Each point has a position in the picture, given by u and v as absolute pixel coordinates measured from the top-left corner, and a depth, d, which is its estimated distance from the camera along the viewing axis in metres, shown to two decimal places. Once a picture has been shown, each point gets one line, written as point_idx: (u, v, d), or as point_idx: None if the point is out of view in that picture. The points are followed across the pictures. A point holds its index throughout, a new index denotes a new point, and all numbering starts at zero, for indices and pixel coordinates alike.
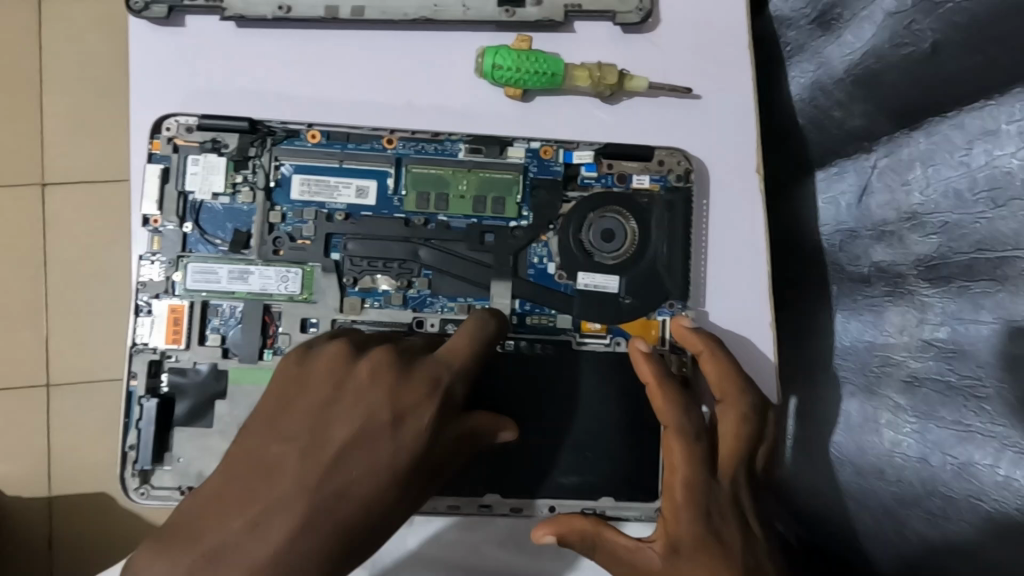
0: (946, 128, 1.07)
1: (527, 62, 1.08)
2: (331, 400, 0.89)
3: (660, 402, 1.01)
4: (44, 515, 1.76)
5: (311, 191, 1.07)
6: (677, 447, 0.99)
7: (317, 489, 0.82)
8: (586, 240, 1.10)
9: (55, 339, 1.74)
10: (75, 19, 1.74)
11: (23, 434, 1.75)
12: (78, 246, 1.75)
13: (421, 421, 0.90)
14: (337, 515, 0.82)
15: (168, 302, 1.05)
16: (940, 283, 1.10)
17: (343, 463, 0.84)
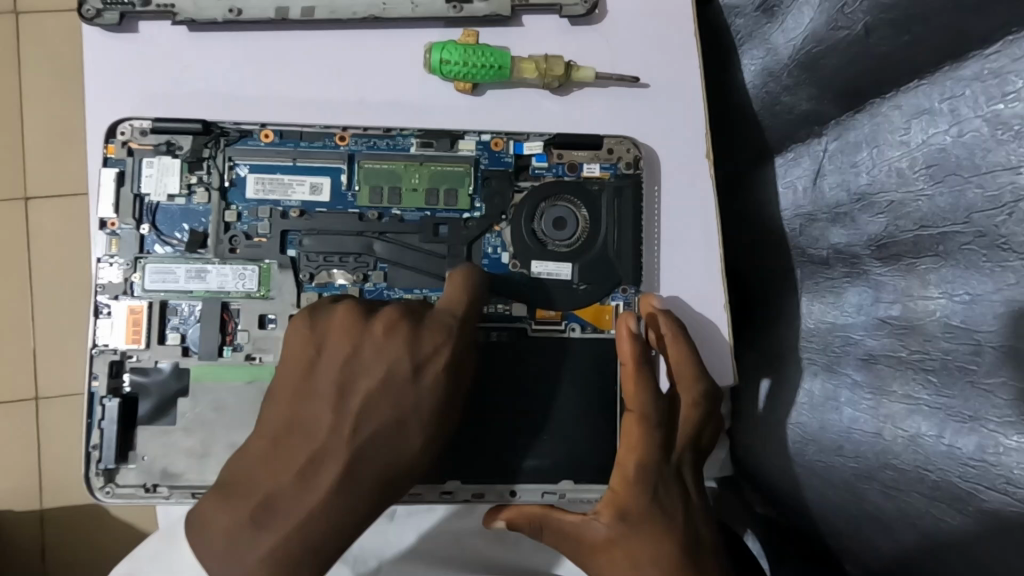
0: (887, 110, 1.11)
1: (474, 56, 1.10)
2: (353, 357, 0.94)
3: (633, 385, 1.05)
4: (36, 529, 1.77)
5: (266, 189, 1.09)
6: (634, 430, 1.03)
7: (353, 442, 0.89)
8: (539, 229, 1.12)
9: (41, 352, 1.77)
10: (43, 32, 1.76)
11: (13, 449, 1.76)
12: (50, 255, 1.77)
13: (438, 370, 0.96)
14: (378, 464, 0.91)
15: (128, 303, 1.07)
16: (891, 261, 1.13)
17: (372, 415, 0.91)
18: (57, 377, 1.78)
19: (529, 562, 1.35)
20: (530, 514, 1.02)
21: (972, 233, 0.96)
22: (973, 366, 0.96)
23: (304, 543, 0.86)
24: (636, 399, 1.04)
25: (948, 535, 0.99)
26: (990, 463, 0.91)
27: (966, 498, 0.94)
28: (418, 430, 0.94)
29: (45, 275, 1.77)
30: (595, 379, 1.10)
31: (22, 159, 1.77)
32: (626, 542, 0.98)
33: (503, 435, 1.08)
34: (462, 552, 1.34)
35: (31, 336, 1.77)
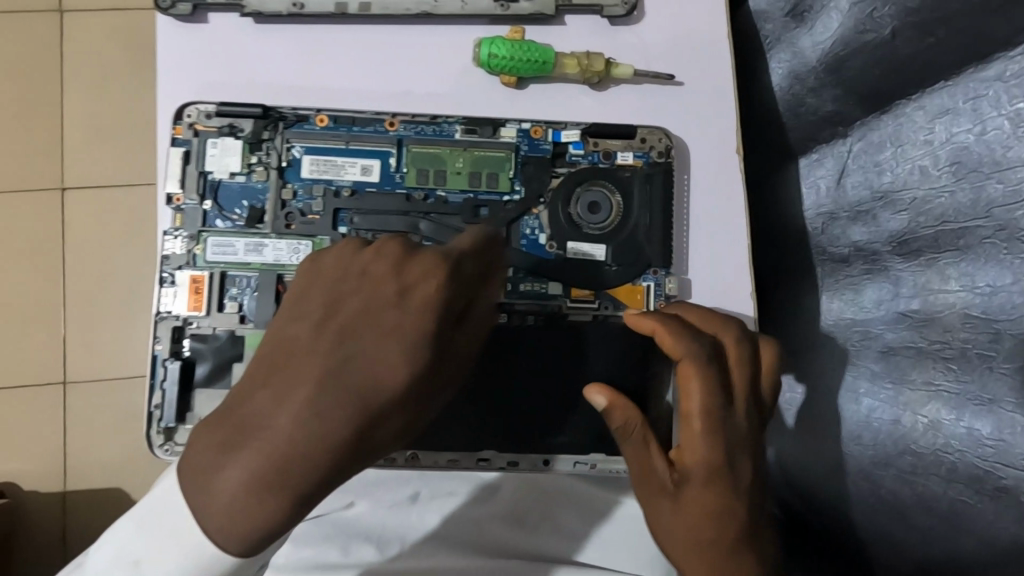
0: (911, 110, 1.16)
1: (521, 51, 1.16)
2: (340, 282, 0.89)
3: (663, 333, 0.98)
4: (57, 510, 1.87)
5: (320, 170, 1.15)
6: (694, 375, 0.94)
7: (330, 356, 0.80)
8: (574, 213, 1.17)
9: (71, 339, 1.86)
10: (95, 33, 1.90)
11: (40, 432, 1.87)
12: (92, 244, 1.87)
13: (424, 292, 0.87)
14: (359, 380, 0.80)
15: (190, 273, 1.12)
16: (911, 257, 1.17)
17: (356, 334, 0.83)
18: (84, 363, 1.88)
19: (546, 547, 1.41)
20: (628, 411, 0.96)
21: (993, 227, 1.01)
22: (992, 353, 1.00)
23: (276, 471, 0.76)
24: (670, 346, 0.97)
25: (963, 517, 1.03)
26: (1008, 441, 0.96)
27: (983, 476, 0.99)
28: (404, 351, 0.82)
29: (83, 265, 1.86)
30: (627, 358, 1.13)
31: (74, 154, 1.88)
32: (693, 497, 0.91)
33: (535, 406, 1.13)
34: (487, 536, 1.40)
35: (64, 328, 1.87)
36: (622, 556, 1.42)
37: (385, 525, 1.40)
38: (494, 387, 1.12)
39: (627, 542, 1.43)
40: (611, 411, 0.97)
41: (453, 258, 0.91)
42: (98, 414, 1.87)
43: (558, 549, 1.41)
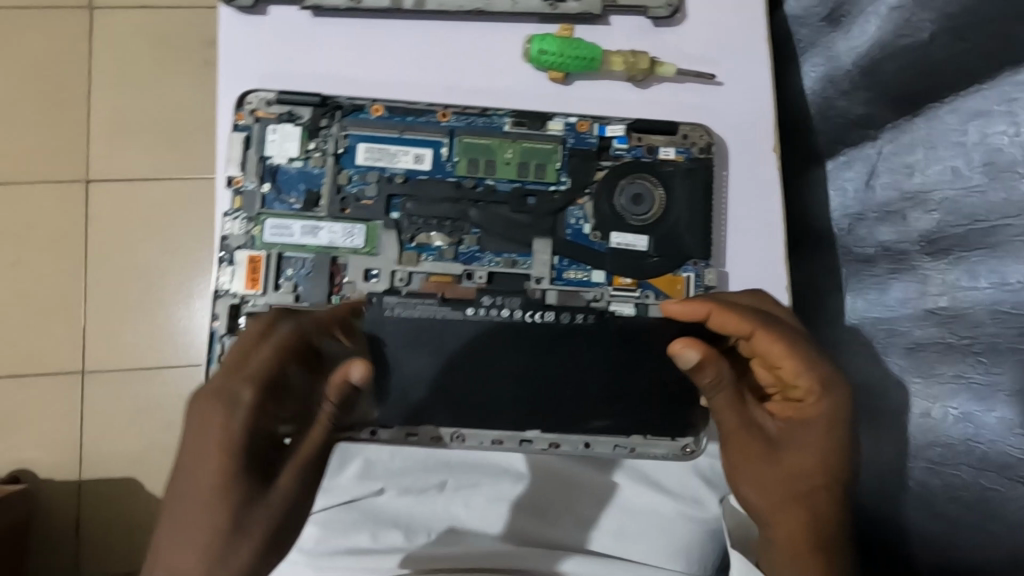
0: (943, 113, 1.19)
1: (570, 47, 1.21)
2: (201, 416, 0.94)
3: (730, 313, 1.05)
4: (73, 493, 2.07)
5: (374, 157, 1.19)
6: (774, 339, 1.04)
7: (190, 502, 0.92)
8: (619, 205, 1.21)
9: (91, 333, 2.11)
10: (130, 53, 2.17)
11: (59, 421, 2.08)
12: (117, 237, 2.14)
13: (247, 359, 0.99)
14: (211, 531, 0.92)
15: (248, 252, 1.16)
16: (940, 255, 1.20)
17: (189, 478, 0.93)
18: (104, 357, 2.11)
19: (569, 537, 1.43)
20: (722, 373, 1.00)
21: None
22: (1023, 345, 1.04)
23: None
24: (746, 323, 1.04)
25: (993, 503, 1.08)
26: None
27: (1013, 464, 1.04)
28: (216, 488, 0.92)
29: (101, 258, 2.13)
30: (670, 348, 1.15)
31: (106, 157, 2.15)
32: (800, 449, 1.02)
33: (582, 397, 1.14)
34: (512, 526, 1.42)
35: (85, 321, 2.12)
36: (644, 548, 1.43)
37: (412, 513, 1.43)
38: (531, 376, 1.13)
39: (650, 534, 1.43)
40: (704, 365, 0.99)
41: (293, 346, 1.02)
42: (117, 408, 2.09)
43: (580, 538, 1.44)
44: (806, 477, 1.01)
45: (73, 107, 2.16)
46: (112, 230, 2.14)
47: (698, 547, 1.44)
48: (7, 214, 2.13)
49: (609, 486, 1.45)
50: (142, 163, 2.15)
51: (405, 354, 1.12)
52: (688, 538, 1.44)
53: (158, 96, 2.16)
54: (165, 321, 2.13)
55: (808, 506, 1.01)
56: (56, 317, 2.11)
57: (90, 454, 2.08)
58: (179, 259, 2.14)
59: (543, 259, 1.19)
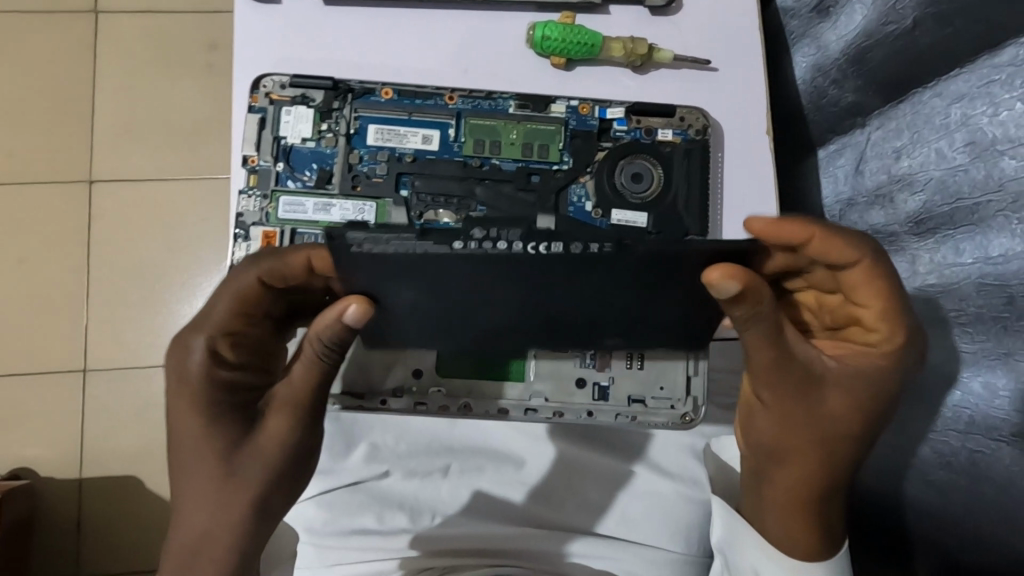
0: (928, 98, 1.25)
1: (571, 34, 1.25)
2: (172, 385, 1.06)
3: (834, 245, 0.98)
4: (75, 492, 2.09)
5: (384, 138, 1.24)
6: (875, 283, 1.01)
7: (188, 460, 1.06)
8: (619, 183, 1.26)
9: (94, 328, 2.15)
10: (137, 52, 2.22)
11: (61, 418, 2.11)
12: (121, 232, 2.18)
13: (209, 315, 1.05)
14: (209, 476, 1.05)
15: (263, 229, 1.20)
16: (927, 235, 1.25)
17: (180, 438, 1.06)
18: (105, 353, 2.14)
19: (573, 520, 1.46)
20: (761, 309, 0.94)
21: (1005, 200, 1.09)
22: (1007, 314, 1.09)
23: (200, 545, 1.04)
24: (844, 259, 0.99)
25: (982, 465, 1.13)
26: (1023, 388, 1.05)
27: (1000, 425, 1.09)
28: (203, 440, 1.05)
29: (104, 254, 2.17)
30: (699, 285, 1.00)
31: (111, 155, 2.20)
32: (839, 395, 1.05)
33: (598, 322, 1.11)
34: (515, 507, 1.45)
35: (88, 316, 2.15)
36: (647, 530, 1.44)
37: (418, 496, 1.44)
38: (542, 308, 1.07)
39: (652, 517, 1.45)
40: (742, 297, 0.92)
41: (245, 303, 1.04)
42: (119, 404, 2.12)
43: (583, 520, 1.46)
44: (830, 421, 1.06)
45: (80, 106, 2.21)
46: (115, 226, 2.18)
47: (699, 529, 1.45)
48: (12, 212, 2.17)
49: (609, 467, 1.48)
50: (149, 159, 2.20)
51: (389, 282, 0.98)
52: (688, 519, 1.44)
53: (164, 94, 2.21)
54: (168, 317, 2.16)
55: (822, 449, 1.07)
56: (60, 311, 2.15)
57: (94, 451, 2.10)
58: (175, 253, 2.18)
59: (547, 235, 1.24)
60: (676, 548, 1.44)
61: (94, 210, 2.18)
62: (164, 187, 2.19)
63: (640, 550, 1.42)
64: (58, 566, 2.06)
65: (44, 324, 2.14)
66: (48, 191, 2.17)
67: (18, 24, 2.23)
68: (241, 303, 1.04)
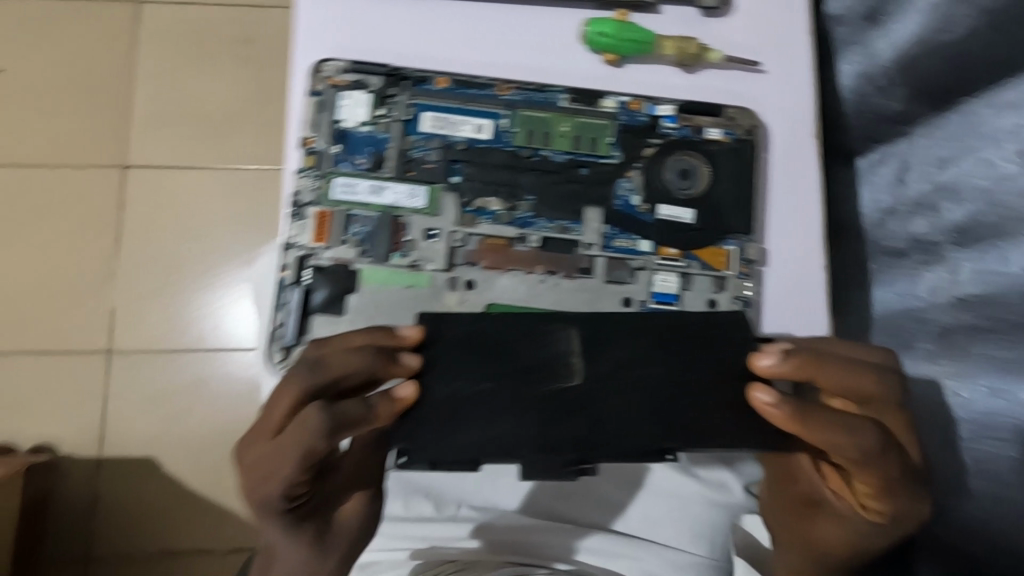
0: (979, 107, 1.25)
1: (625, 31, 1.27)
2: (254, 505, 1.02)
3: (827, 441, 0.97)
4: (91, 471, 2.15)
5: (437, 125, 1.27)
6: (852, 459, 0.99)
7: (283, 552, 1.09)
8: (667, 179, 1.28)
9: (119, 310, 2.21)
10: (181, 42, 2.30)
11: (84, 399, 2.17)
12: (149, 217, 2.25)
13: (278, 468, 0.97)
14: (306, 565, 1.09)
15: (317, 208, 1.23)
16: (971, 244, 1.26)
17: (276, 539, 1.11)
18: (126, 339, 2.21)
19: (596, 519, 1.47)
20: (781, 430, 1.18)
21: None
22: None
23: None
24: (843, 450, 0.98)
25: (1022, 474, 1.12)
26: None
27: None
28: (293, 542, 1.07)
29: (130, 239, 2.24)
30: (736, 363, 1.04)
31: (150, 141, 2.27)
32: (830, 527, 1.14)
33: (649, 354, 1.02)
34: (535, 502, 1.47)
35: (111, 299, 2.21)
36: (668, 531, 1.45)
37: (443, 487, 1.47)
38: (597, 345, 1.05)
39: (673, 520, 1.45)
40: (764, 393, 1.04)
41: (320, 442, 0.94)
42: (134, 385, 2.19)
43: (608, 518, 1.47)
44: (818, 544, 1.15)
45: (120, 93, 2.28)
46: (143, 212, 2.25)
47: (720, 534, 1.46)
48: (50, 193, 2.24)
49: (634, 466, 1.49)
50: (186, 150, 2.27)
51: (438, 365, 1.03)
52: (711, 523, 1.45)
53: (206, 86, 2.29)
54: (193, 303, 2.23)
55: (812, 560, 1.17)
56: (94, 293, 2.22)
57: (122, 431, 2.17)
58: (204, 244, 2.25)
59: (593, 227, 1.26)
60: (699, 552, 1.44)
61: (123, 194, 2.25)
62: (198, 176, 2.27)
63: (662, 549, 1.42)
64: (76, 542, 2.12)
65: (76, 304, 2.21)
66: (84, 175, 2.24)
67: (66, 12, 2.31)
68: (322, 445, 0.95)
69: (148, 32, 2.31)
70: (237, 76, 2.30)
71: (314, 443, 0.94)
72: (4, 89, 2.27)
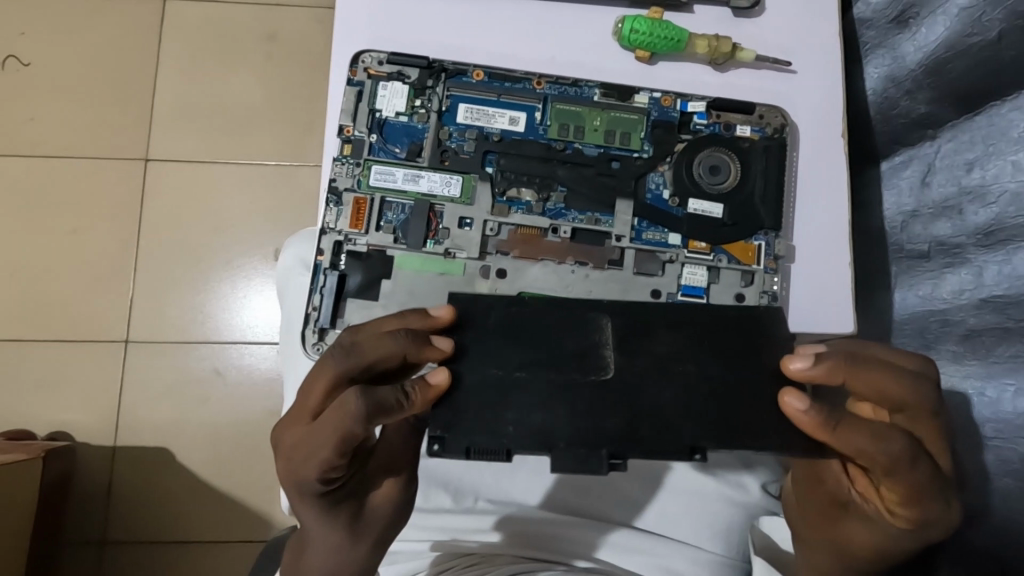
0: (1006, 111, 1.24)
1: (660, 28, 1.26)
2: (292, 485, 1.05)
3: (858, 450, 0.97)
4: (106, 459, 2.19)
5: (473, 117, 1.30)
6: (881, 467, 0.98)
7: (318, 534, 1.11)
8: (697, 174, 1.30)
9: (139, 300, 2.25)
10: (210, 38, 2.35)
11: (102, 389, 2.21)
12: (171, 210, 2.29)
13: (316, 450, 0.99)
14: (339, 548, 1.11)
15: (354, 195, 1.26)
16: (998, 246, 1.26)
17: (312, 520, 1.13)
18: (144, 329, 2.24)
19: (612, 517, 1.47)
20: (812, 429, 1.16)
21: None
22: None
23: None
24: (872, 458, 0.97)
25: None
26: None
27: None
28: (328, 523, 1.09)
29: (151, 231, 2.28)
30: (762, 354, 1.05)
31: (177, 135, 2.31)
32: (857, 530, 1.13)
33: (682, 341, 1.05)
34: (554, 497, 1.49)
35: (132, 289, 2.25)
36: (687, 529, 1.45)
37: (461, 479, 1.50)
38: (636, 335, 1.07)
39: (692, 518, 1.46)
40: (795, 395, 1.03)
41: (355, 427, 0.96)
42: (152, 374, 2.22)
43: (626, 515, 1.48)
44: (842, 545, 1.14)
45: (146, 87, 2.33)
46: (166, 204, 2.29)
47: (737, 532, 1.46)
48: (77, 184, 2.29)
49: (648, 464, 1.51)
50: (210, 144, 2.31)
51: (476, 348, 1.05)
52: (729, 521, 1.46)
53: (233, 81, 2.33)
54: (212, 295, 2.27)
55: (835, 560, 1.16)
56: (115, 284, 2.25)
57: (138, 419, 2.20)
58: (225, 237, 2.29)
59: (624, 219, 1.28)
60: (717, 551, 1.44)
61: (146, 186, 2.29)
62: (221, 170, 2.31)
63: (681, 546, 1.41)
64: (90, 529, 2.15)
65: (98, 293, 2.25)
66: (110, 167, 2.29)
67: (98, 7, 2.36)
68: (357, 430, 0.97)
69: (177, 28, 2.36)
70: (265, 72, 2.34)
71: (350, 427, 0.96)
72: (36, 81, 2.32)
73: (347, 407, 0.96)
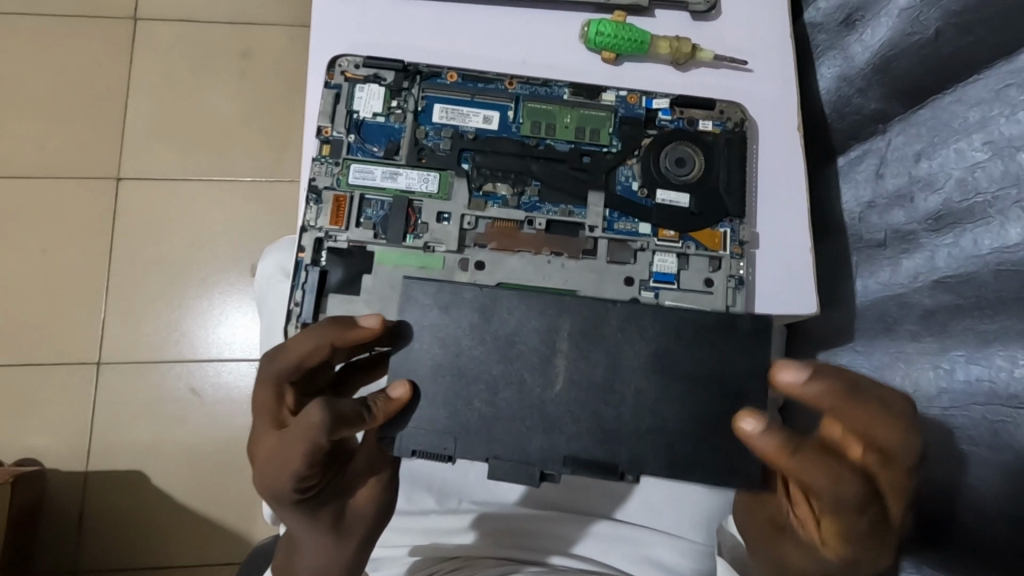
0: (949, 102, 1.33)
1: (624, 31, 1.34)
2: (270, 495, 1.05)
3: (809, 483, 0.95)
4: (78, 483, 2.14)
5: (448, 116, 1.35)
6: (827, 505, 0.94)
7: (304, 537, 1.12)
8: (664, 167, 1.37)
9: (111, 319, 2.22)
10: (184, 55, 2.37)
11: (72, 412, 2.17)
12: (145, 227, 2.28)
13: (285, 465, 1.01)
14: (327, 550, 1.11)
15: (333, 193, 1.30)
16: (947, 230, 1.33)
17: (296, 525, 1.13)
18: (116, 348, 2.21)
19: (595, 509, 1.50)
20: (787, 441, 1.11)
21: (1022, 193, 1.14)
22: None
23: None
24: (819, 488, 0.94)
25: (1003, 435, 1.15)
26: None
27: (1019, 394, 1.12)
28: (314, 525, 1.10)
29: (124, 249, 2.26)
30: (717, 334, 1.17)
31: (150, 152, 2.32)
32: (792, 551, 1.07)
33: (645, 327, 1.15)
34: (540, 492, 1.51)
35: (104, 307, 2.23)
36: (668, 519, 1.48)
37: (445, 481, 1.51)
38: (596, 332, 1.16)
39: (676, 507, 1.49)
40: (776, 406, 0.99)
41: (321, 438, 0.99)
42: (125, 392, 2.19)
43: (609, 506, 1.50)
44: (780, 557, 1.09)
45: (119, 104, 2.33)
46: (141, 220, 2.28)
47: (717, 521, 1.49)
48: (48, 203, 2.27)
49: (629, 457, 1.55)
50: (184, 160, 2.32)
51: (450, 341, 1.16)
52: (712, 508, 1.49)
53: (207, 97, 2.35)
54: (189, 310, 2.26)
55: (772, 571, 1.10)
56: (86, 302, 2.23)
57: (112, 440, 2.16)
58: (201, 252, 2.29)
59: (597, 211, 1.33)
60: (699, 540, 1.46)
61: (119, 203, 2.29)
62: (196, 185, 2.31)
63: (660, 535, 1.44)
64: (60, 556, 2.10)
65: (69, 312, 2.22)
66: (82, 185, 2.28)
67: (69, 27, 2.37)
68: (326, 440, 0.99)
69: (149, 46, 2.37)
70: (241, 86, 2.37)
71: (317, 437, 0.99)
72: (6, 101, 2.31)
73: (308, 421, 0.99)
